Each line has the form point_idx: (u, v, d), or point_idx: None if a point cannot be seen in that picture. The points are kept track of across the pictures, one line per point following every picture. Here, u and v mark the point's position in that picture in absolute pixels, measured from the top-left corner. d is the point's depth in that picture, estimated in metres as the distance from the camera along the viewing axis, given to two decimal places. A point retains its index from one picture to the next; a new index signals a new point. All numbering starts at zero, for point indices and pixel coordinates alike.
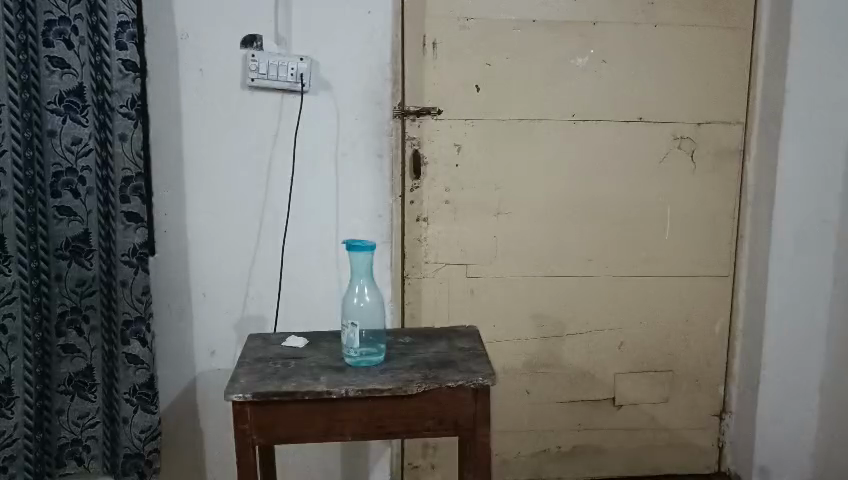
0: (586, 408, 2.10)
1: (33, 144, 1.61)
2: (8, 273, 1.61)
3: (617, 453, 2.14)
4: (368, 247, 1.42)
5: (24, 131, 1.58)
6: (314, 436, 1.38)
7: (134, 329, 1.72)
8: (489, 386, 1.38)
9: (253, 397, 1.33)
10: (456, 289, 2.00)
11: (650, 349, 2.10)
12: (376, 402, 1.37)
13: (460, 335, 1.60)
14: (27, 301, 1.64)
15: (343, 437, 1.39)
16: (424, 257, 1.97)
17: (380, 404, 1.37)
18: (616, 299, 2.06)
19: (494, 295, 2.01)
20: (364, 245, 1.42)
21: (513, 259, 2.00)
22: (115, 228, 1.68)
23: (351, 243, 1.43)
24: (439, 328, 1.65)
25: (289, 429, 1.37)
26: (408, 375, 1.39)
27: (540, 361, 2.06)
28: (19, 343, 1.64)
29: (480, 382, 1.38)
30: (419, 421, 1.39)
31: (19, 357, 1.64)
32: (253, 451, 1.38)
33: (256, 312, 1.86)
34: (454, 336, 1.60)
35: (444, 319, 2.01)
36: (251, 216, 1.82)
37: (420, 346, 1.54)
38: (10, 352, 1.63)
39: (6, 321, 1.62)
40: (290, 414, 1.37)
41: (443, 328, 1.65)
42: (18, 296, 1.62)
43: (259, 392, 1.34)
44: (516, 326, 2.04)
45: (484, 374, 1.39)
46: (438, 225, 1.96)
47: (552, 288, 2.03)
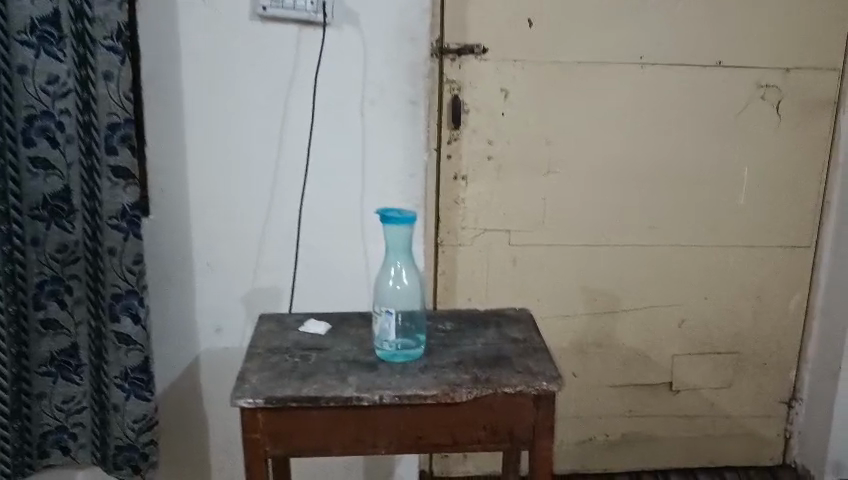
0: (639, 393, 1.86)
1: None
2: None
3: (671, 443, 1.91)
4: (408, 218, 1.16)
5: None
6: (340, 448, 1.13)
7: (125, 304, 1.46)
8: (555, 392, 1.12)
9: (266, 403, 1.09)
10: (497, 258, 1.73)
11: (714, 328, 1.85)
12: (416, 409, 1.12)
13: (511, 320, 1.34)
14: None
15: (376, 451, 1.13)
16: (461, 221, 1.70)
17: (420, 413, 1.12)
18: (679, 271, 1.80)
19: (539, 265, 1.75)
20: (401, 216, 1.15)
21: (562, 225, 1.73)
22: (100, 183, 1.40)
23: (384, 212, 1.17)
24: (484, 311, 1.39)
25: (311, 440, 1.12)
26: (454, 376, 1.14)
27: (589, 340, 1.82)
28: None
29: (542, 387, 1.12)
30: (468, 432, 1.14)
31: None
32: (267, 465, 1.14)
33: (268, 288, 1.60)
34: (504, 321, 1.34)
35: (482, 292, 1.75)
36: (262, 175, 1.54)
37: (466, 336, 1.28)
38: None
39: None
40: (312, 423, 1.12)
41: (491, 311, 1.39)
42: None
43: (274, 398, 1.09)
44: (563, 301, 1.79)
45: (548, 377, 1.14)
46: (479, 184, 1.69)
47: (606, 258, 1.77)
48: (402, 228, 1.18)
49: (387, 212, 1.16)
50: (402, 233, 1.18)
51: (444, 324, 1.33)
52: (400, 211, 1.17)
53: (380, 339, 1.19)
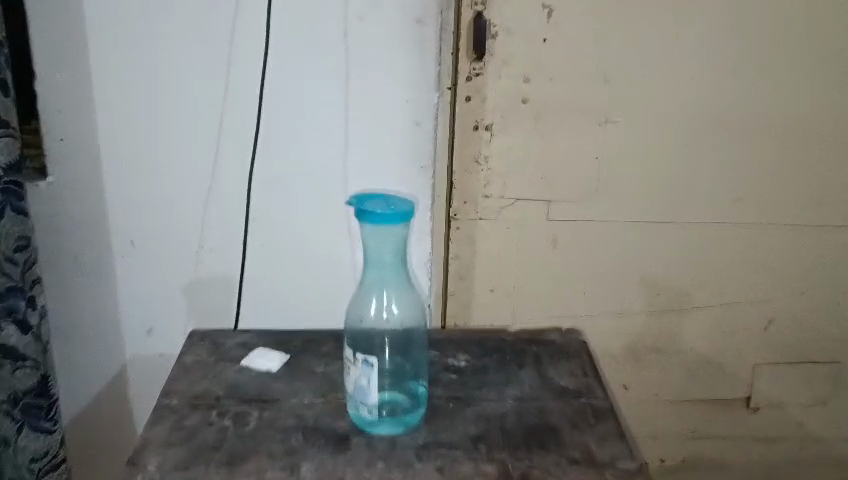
0: (707, 410, 1.43)
1: None
2: None
3: (746, 472, 1.48)
4: (396, 219, 0.70)
5: None
6: None
7: (6, 306, 1.03)
8: None
9: None
10: (530, 238, 1.29)
11: (813, 330, 1.40)
12: None
13: (553, 354, 0.92)
14: None
15: None
16: (484, 188, 1.24)
17: None
18: (770, 258, 1.35)
19: (585, 247, 1.31)
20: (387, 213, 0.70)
21: (620, 194, 1.28)
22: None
23: (359, 205, 0.71)
24: (515, 335, 0.96)
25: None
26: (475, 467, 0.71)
27: (646, 343, 1.38)
28: None
29: None
30: None
31: None
32: None
33: (215, 276, 1.19)
34: (545, 354, 0.92)
35: (508, 281, 1.31)
36: (205, 124, 1.12)
37: (486, 380, 0.86)
38: None
39: None
40: None
41: (527, 336, 0.96)
42: None
43: None
44: (615, 292, 1.35)
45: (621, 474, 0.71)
46: (508, 136, 1.22)
47: (677, 238, 1.32)
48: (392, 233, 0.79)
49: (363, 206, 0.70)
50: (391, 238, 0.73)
51: (456, 358, 0.90)
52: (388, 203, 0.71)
53: (355, 402, 0.76)
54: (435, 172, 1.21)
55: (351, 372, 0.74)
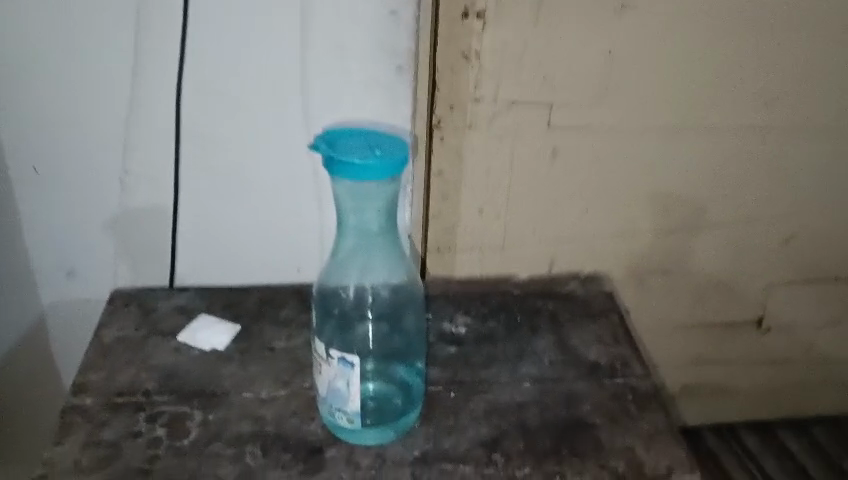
0: (717, 335, 1.28)
1: None
2: None
3: (751, 396, 1.36)
4: (393, 169, 0.56)
5: None
6: None
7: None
8: None
9: None
10: (526, 149, 1.07)
11: (838, 244, 1.24)
12: None
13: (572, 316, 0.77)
14: None
15: None
16: (473, 91, 1.02)
17: None
18: (799, 166, 1.17)
19: (591, 159, 1.10)
20: (383, 164, 0.55)
21: (634, 95, 1.06)
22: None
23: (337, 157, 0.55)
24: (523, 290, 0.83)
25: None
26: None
27: (655, 265, 1.20)
28: None
29: None
30: None
31: None
32: None
33: (144, 209, 0.96)
34: (561, 312, 0.79)
35: (499, 200, 1.10)
36: (114, 16, 0.86)
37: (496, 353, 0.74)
38: None
39: None
40: None
41: (540, 288, 0.83)
42: None
43: None
44: (623, 211, 1.15)
45: None
46: (503, 26, 0.98)
47: (696, 146, 1.12)
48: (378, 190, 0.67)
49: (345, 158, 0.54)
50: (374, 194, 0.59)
51: (459, 326, 0.78)
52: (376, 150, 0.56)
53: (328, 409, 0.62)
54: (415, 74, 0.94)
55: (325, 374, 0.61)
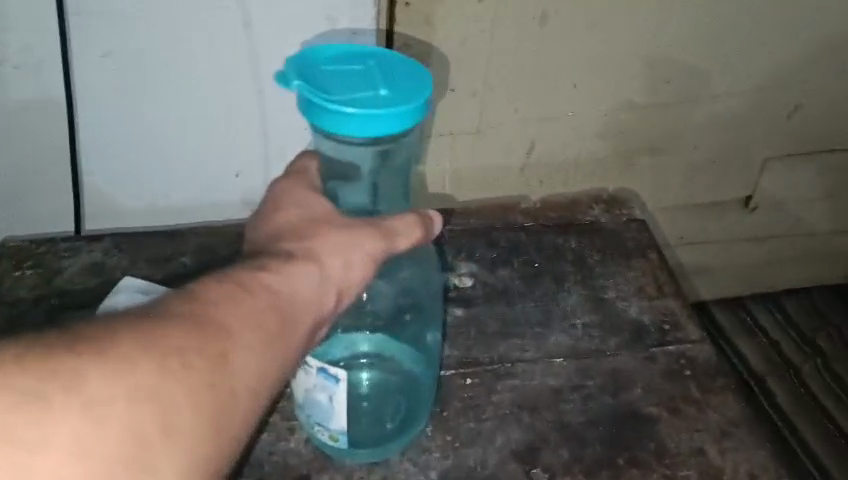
0: (703, 215, 1.17)
1: None
2: None
3: (731, 274, 1.28)
4: (399, 126, 0.54)
5: None
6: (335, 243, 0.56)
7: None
8: None
9: None
10: (508, 12, 0.88)
11: (839, 114, 1.12)
12: None
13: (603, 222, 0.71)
14: None
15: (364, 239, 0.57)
16: None
17: None
18: (812, 26, 1.01)
19: (585, 23, 0.91)
20: (386, 120, 0.53)
21: None
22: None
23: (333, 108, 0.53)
24: (538, 226, 0.81)
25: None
26: None
27: (646, 143, 1.06)
28: None
29: None
30: None
31: None
32: None
33: (28, 106, 0.74)
34: (583, 246, 0.79)
35: (476, 75, 0.92)
36: None
37: (528, 317, 0.72)
38: None
39: None
40: None
41: (563, 223, 0.81)
42: None
43: None
44: (616, 84, 0.98)
45: None
46: None
47: (706, 4, 0.94)
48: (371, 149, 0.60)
49: (341, 111, 0.53)
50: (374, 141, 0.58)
51: (465, 276, 0.75)
52: (381, 97, 0.55)
53: (310, 421, 0.60)
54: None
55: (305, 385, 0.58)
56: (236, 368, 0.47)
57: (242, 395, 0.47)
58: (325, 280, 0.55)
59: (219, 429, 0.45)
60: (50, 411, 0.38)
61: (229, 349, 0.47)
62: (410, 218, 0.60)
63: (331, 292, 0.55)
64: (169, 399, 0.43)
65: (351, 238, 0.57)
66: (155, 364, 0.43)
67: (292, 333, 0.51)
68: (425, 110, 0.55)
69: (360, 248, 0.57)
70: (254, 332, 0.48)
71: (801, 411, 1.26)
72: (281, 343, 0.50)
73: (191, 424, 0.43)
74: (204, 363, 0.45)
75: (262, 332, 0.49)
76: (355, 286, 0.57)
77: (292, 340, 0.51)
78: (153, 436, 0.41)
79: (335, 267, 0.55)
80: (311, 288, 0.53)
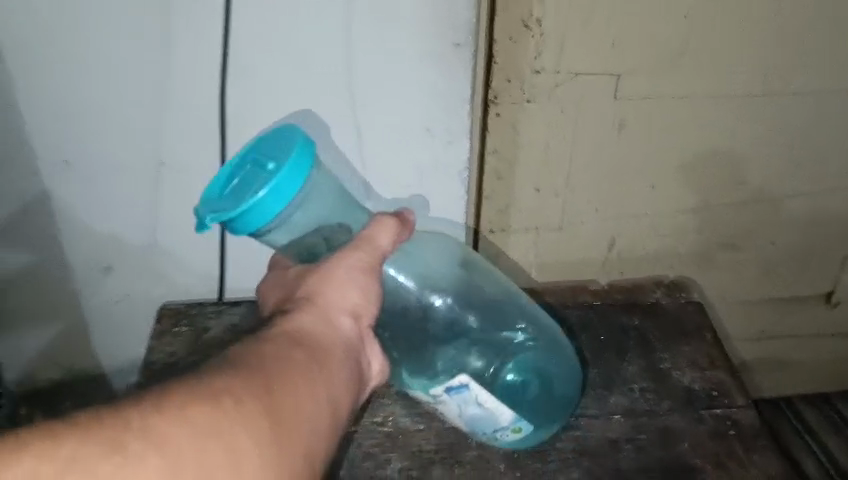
0: (782, 310, 1.22)
1: None
2: None
3: (812, 366, 1.32)
4: (302, 176, 0.60)
5: None
6: (332, 276, 0.61)
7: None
8: None
9: None
10: (588, 122, 0.99)
11: None
12: None
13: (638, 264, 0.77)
14: None
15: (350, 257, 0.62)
16: (533, 60, 0.93)
17: None
18: None
19: (659, 132, 1.01)
20: (291, 177, 0.59)
21: (710, 64, 0.96)
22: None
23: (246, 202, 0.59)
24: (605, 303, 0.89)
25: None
26: None
27: (721, 240, 1.13)
28: None
29: None
30: None
31: None
32: None
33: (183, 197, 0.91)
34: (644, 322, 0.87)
35: (559, 175, 1.03)
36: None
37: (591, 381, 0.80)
38: None
39: None
40: None
41: (629, 303, 0.90)
42: None
43: None
44: (690, 185, 1.07)
45: None
46: None
47: (775, 116, 1.02)
48: (309, 220, 0.65)
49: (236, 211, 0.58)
50: (300, 205, 0.63)
51: None
52: (273, 167, 0.61)
53: (492, 433, 0.69)
54: (476, 49, 0.84)
55: (456, 404, 0.66)
56: (289, 390, 0.51)
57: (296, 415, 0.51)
58: (328, 312, 0.60)
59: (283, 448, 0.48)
60: (127, 459, 0.41)
61: (274, 388, 0.50)
62: (374, 220, 0.65)
63: (342, 317, 0.60)
64: (233, 436, 0.45)
65: (342, 267, 0.61)
66: (215, 398, 0.47)
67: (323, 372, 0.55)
68: (311, 149, 0.62)
69: (349, 270, 0.62)
70: (295, 372, 0.52)
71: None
72: (319, 374, 0.54)
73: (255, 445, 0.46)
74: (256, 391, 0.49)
75: (298, 362, 0.54)
76: (365, 304, 0.62)
77: (329, 371, 0.56)
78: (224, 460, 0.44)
79: (333, 298, 0.60)
80: (317, 323, 0.58)
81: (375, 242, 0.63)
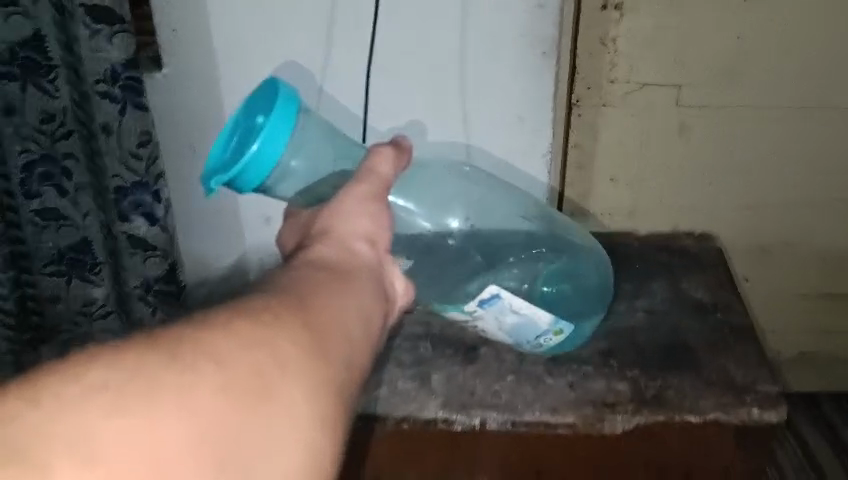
0: None
1: None
2: None
3: None
4: (289, 122, 0.54)
5: None
6: (353, 186, 0.52)
7: (40, 173, 0.89)
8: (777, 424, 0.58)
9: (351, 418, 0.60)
10: (657, 131, 0.98)
11: None
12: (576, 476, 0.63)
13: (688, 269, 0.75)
14: None
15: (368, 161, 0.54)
16: (608, 72, 0.94)
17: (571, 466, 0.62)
18: None
19: (739, 147, 0.99)
20: (282, 123, 0.53)
21: (788, 84, 0.95)
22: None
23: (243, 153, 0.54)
24: (648, 262, 0.76)
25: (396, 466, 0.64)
26: None
27: (816, 259, 1.11)
28: None
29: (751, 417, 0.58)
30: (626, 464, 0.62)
31: None
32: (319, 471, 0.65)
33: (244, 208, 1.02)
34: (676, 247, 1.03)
35: (632, 179, 1.02)
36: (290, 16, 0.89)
37: None
38: None
39: None
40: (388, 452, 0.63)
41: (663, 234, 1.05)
42: None
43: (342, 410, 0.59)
44: (776, 201, 1.05)
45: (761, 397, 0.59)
46: (642, 13, 0.89)
47: None
48: (306, 162, 0.57)
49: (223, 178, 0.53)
50: (295, 155, 0.56)
51: None
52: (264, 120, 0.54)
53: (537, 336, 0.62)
54: (559, 61, 0.93)
55: (497, 313, 0.61)
56: (269, 407, 0.33)
57: (298, 400, 0.35)
58: (345, 238, 0.49)
59: (308, 390, 0.35)
60: (95, 395, 0.29)
61: (300, 297, 0.40)
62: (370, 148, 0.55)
63: (360, 238, 0.50)
64: (271, 348, 0.35)
65: (358, 176, 0.53)
66: (213, 367, 0.32)
67: (351, 283, 0.46)
68: (292, 103, 0.54)
69: (365, 173, 0.53)
70: (326, 281, 0.43)
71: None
72: (349, 294, 0.44)
73: (216, 443, 0.31)
74: (259, 370, 0.34)
75: (323, 279, 0.44)
76: (381, 231, 0.52)
77: (353, 289, 0.45)
78: (193, 453, 0.30)
79: (344, 227, 0.50)
80: (335, 253, 0.48)
81: (377, 172, 0.53)
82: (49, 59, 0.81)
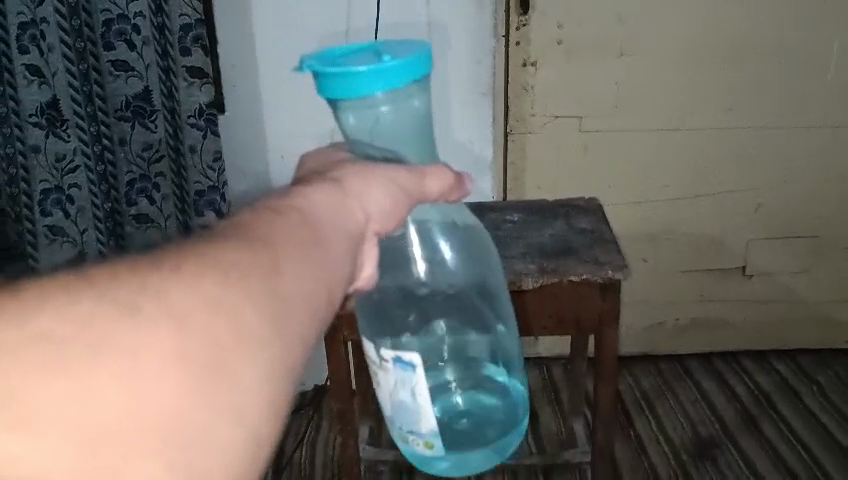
0: (758, 309, 1.57)
1: (83, 35, 1.14)
2: (66, 139, 1.18)
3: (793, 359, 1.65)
4: (405, 82, 0.56)
5: (74, 20, 1.12)
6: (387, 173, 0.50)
7: (139, 188, 1.27)
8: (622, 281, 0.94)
9: None
10: (567, 149, 1.40)
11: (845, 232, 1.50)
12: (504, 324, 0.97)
13: (578, 212, 1.11)
14: (92, 171, 1.22)
15: (395, 174, 0.50)
16: (530, 109, 1.36)
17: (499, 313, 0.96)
18: (805, 169, 1.43)
19: (626, 159, 1.41)
20: (400, 73, 0.55)
21: (653, 115, 1.37)
22: (99, 73, 1.17)
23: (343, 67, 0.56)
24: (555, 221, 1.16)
25: None
26: None
27: (696, 247, 1.50)
28: (88, 215, 1.25)
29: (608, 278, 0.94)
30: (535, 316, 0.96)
31: (89, 229, 1.26)
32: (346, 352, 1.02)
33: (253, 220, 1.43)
34: None
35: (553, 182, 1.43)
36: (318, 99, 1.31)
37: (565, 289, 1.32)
38: (79, 224, 1.25)
39: (71, 193, 1.22)
40: None
41: None
42: (81, 165, 1.21)
43: None
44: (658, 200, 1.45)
45: (612, 264, 0.95)
46: (548, 70, 1.33)
47: (715, 153, 1.41)
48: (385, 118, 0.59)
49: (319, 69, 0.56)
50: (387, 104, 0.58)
51: None
52: (386, 59, 0.56)
53: (401, 428, 0.72)
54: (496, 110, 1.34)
55: (392, 384, 0.70)
56: (217, 384, 0.31)
57: (248, 382, 0.32)
58: (351, 196, 0.45)
59: (263, 368, 0.32)
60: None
61: (278, 252, 0.36)
62: (429, 164, 0.55)
63: (358, 212, 0.45)
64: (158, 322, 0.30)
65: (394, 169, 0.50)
66: (166, 327, 0.30)
67: (329, 248, 0.39)
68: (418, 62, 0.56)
69: (403, 173, 0.51)
70: (271, 258, 0.35)
71: (783, 437, 1.39)
72: (314, 262, 0.37)
73: (157, 417, 0.29)
74: (215, 331, 0.31)
75: (299, 237, 0.38)
76: (388, 223, 0.48)
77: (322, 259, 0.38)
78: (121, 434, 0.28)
79: (334, 203, 0.43)
80: (332, 213, 0.42)
81: (423, 179, 0.53)
82: (152, 105, 1.20)
